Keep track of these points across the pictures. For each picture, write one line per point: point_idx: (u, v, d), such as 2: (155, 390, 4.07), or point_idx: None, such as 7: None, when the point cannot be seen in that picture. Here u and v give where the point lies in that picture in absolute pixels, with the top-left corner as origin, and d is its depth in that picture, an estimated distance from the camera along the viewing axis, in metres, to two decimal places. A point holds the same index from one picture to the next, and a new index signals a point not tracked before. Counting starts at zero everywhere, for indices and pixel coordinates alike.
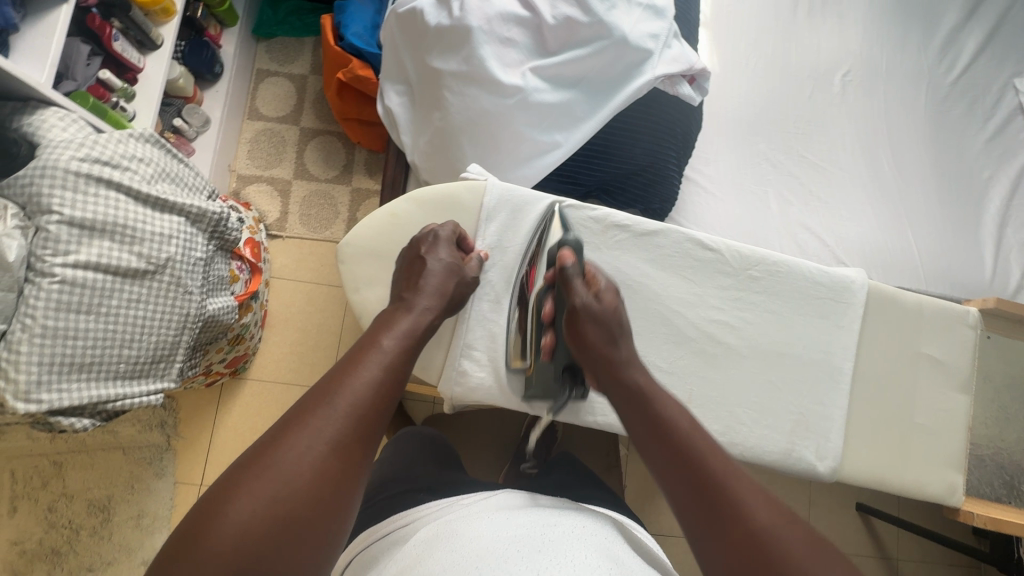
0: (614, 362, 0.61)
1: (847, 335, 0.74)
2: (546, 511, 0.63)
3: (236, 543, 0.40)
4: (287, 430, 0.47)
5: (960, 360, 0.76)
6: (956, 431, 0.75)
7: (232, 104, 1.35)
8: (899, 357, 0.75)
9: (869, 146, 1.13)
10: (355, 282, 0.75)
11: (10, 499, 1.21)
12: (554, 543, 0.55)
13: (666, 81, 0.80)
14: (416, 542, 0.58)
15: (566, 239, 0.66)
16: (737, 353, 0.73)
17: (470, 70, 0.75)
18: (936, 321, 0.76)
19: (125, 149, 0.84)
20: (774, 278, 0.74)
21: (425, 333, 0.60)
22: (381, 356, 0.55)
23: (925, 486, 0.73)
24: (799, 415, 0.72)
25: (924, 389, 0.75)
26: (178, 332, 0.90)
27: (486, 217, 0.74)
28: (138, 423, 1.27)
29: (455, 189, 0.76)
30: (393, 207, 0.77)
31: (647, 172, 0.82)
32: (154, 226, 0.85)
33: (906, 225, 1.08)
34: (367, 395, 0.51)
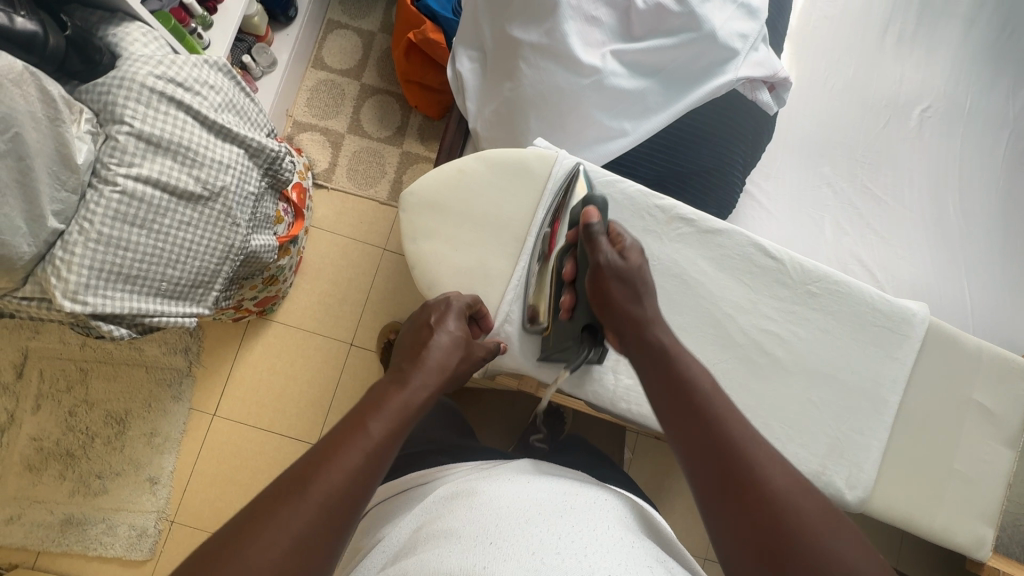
0: (641, 321, 0.61)
1: (895, 369, 0.72)
2: (566, 479, 0.66)
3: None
4: (257, 516, 0.44)
5: (1010, 414, 0.73)
6: (994, 485, 0.72)
7: (299, 49, 1.36)
8: (946, 400, 0.72)
9: (938, 187, 1.08)
10: (412, 232, 0.76)
11: (35, 397, 1.26)
12: (575, 511, 0.59)
13: (746, 85, 0.78)
14: (440, 497, 0.63)
15: (593, 197, 0.67)
16: (780, 367, 0.72)
17: (550, 44, 0.74)
18: (992, 371, 0.73)
19: (199, 74, 0.86)
20: (834, 297, 0.72)
21: (419, 410, 0.56)
22: (367, 440, 0.50)
23: (951, 534, 0.71)
24: (832, 441, 0.71)
25: (967, 436, 0.72)
26: (220, 262, 0.91)
27: (551, 189, 0.74)
28: (164, 345, 1.30)
29: (524, 155, 0.75)
30: (460, 163, 0.77)
31: (713, 174, 0.80)
32: (215, 153, 0.86)
33: (964, 273, 1.05)
34: (342, 488, 0.47)
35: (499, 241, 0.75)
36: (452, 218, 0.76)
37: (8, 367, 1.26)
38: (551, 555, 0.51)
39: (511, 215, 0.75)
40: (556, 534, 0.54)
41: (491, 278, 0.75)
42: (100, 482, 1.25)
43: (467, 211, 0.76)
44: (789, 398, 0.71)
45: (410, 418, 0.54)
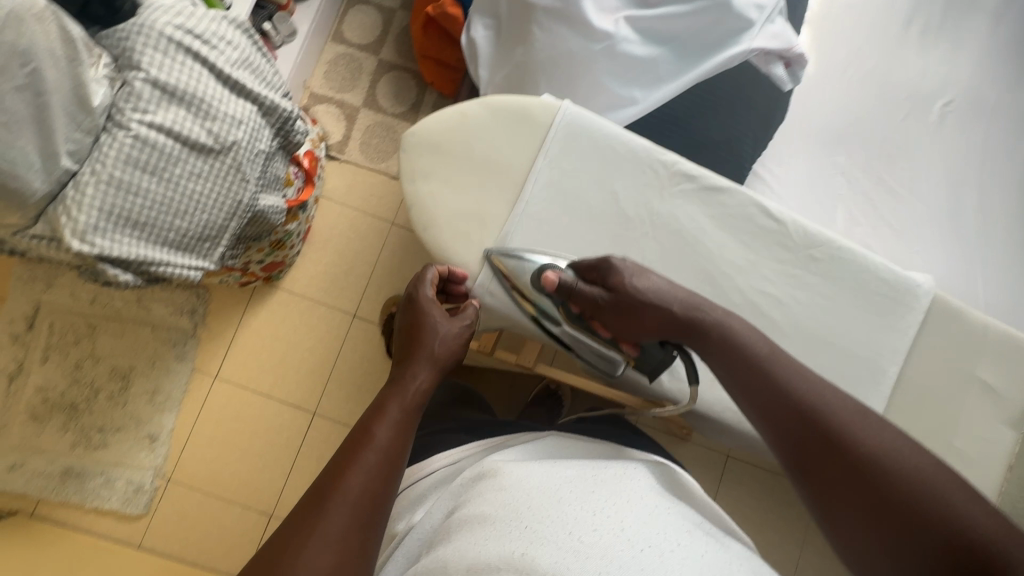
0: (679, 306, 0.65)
1: (897, 341, 0.71)
2: (591, 451, 0.68)
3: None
4: (297, 526, 0.48)
5: (1020, 395, 0.70)
6: (999, 469, 0.70)
7: (320, 22, 1.38)
8: (949, 379, 0.71)
9: (956, 182, 1.06)
10: (411, 172, 0.75)
11: (43, 348, 1.29)
12: (608, 482, 0.60)
13: (760, 57, 0.77)
14: (467, 477, 0.63)
15: (539, 263, 0.70)
16: (779, 335, 0.70)
17: (564, 7, 0.74)
18: (1002, 353, 0.70)
19: (216, 29, 0.87)
20: (835, 263, 0.71)
21: (420, 410, 0.61)
22: (376, 446, 0.55)
23: None
24: None
25: (971, 417, 0.70)
26: (227, 218, 0.92)
27: (552, 137, 0.73)
28: (171, 305, 1.32)
29: (528, 101, 0.75)
30: (464, 107, 0.76)
31: (723, 146, 0.79)
32: (228, 108, 0.87)
33: (978, 269, 1.02)
34: (362, 492, 0.51)
35: (497, 184, 0.74)
36: (452, 161, 0.75)
37: (19, 318, 1.29)
38: (591, 535, 0.53)
39: (511, 159, 0.74)
40: (593, 510, 0.55)
41: (489, 222, 0.74)
42: (101, 436, 1.27)
43: (467, 154, 0.75)
44: None
45: (412, 414, 0.60)
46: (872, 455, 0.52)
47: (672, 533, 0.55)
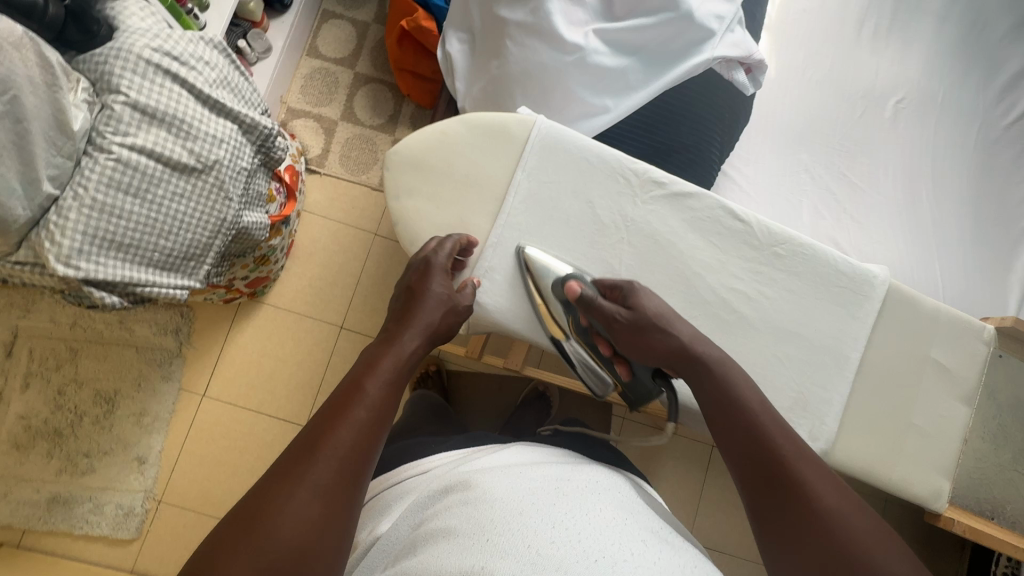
0: (684, 343, 0.68)
1: (860, 330, 0.75)
2: (558, 463, 0.67)
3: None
4: (284, 471, 0.49)
5: (967, 371, 0.76)
6: (955, 442, 0.75)
7: (294, 37, 1.39)
8: (908, 360, 0.75)
9: (910, 176, 1.13)
10: (395, 189, 0.78)
11: (23, 375, 1.27)
12: (572, 496, 0.59)
13: (722, 64, 0.81)
14: (432, 490, 0.63)
15: (566, 274, 0.73)
16: (752, 325, 0.74)
17: (535, 22, 0.77)
18: (950, 332, 0.76)
19: (194, 50, 0.88)
20: (798, 257, 0.76)
21: (411, 370, 0.62)
22: (366, 400, 0.56)
23: (912, 485, 0.73)
24: (799, 394, 0.73)
25: (928, 393, 0.75)
26: (212, 236, 0.93)
27: (529, 151, 0.76)
28: (155, 325, 1.31)
29: (506, 118, 0.77)
30: (444, 125, 0.79)
31: (690, 150, 0.83)
32: (209, 127, 0.88)
33: (933, 256, 1.08)
34: (350, 443, 0.52)
35: (477, 198, 0.77)
36: (434, 177, 0.78)
37: None
38: (550, 544, 0.51)
39: (489, 174, 0.77)
40: (554, 522, 0.54)
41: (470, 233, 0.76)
42: (87, 461, 1.25)
43: (448, 170, 0.77)
44: (758, 357, 0.74)
45: (404, 371, 0.61)
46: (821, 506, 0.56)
47: (627, 542, 0.55)
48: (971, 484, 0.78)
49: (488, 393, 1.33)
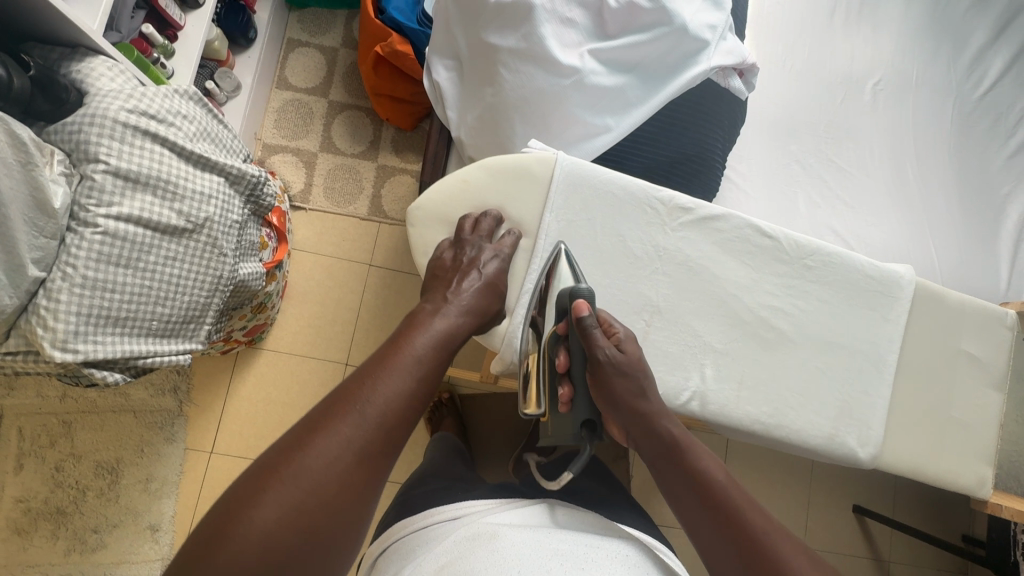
0: (648, 414, 0.64)
1: (893, 328, 0.76)
2: (587, 527, 0.67)
3: (261, 545, 0.42)
4: (323, 417, 0.49)
5: (996, 358, 0.79)
6: (989, 427, 0.78)
7: (262, 71, 1.34)
8: (938, 353, 0.78)
9: (896, 156, 1.15)
10: (424, 245, 0.77)
11: (16, 456, 1.20)
12: (595, 568, 0.58)
13: (718, 74, 0.82)
14: (461, 531, 0.64)
15: (579, 287, 0.66)
16: (790, 339, 0.76)
17: (528, 47, 0.75)
18: (977, 322, 0.78)
19: (170, 105, 0.84)
20: (827, 267, 0.76)
21: (456, 338, 0.61)
22: (413, 368, 0.55)
23: (956, 476, 0.76)
24: (843, 401, 0.75)
25: (962, 385, 0.78)
26: (210, 295, 0.90)
27: (554, 192, 0.75)
28: (151, 387, 1.25)
29: (525, 159, 0.76)
30: (464, 173, 0.77)
31: (696, 160, 0.84)
32: (196, 184, 0.85)
33: (928, 233, 1.11)
34: (394, 409, 0.51)
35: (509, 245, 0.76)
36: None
37: None
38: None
39: (518, 220, 0.76)
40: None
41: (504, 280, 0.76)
42: (96, 536, 1.19)
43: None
44: (794, 366, 0.75)
45: (450, 342, 0.60)
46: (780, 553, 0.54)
47: None
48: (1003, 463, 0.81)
49: (504, 413, 1.32)
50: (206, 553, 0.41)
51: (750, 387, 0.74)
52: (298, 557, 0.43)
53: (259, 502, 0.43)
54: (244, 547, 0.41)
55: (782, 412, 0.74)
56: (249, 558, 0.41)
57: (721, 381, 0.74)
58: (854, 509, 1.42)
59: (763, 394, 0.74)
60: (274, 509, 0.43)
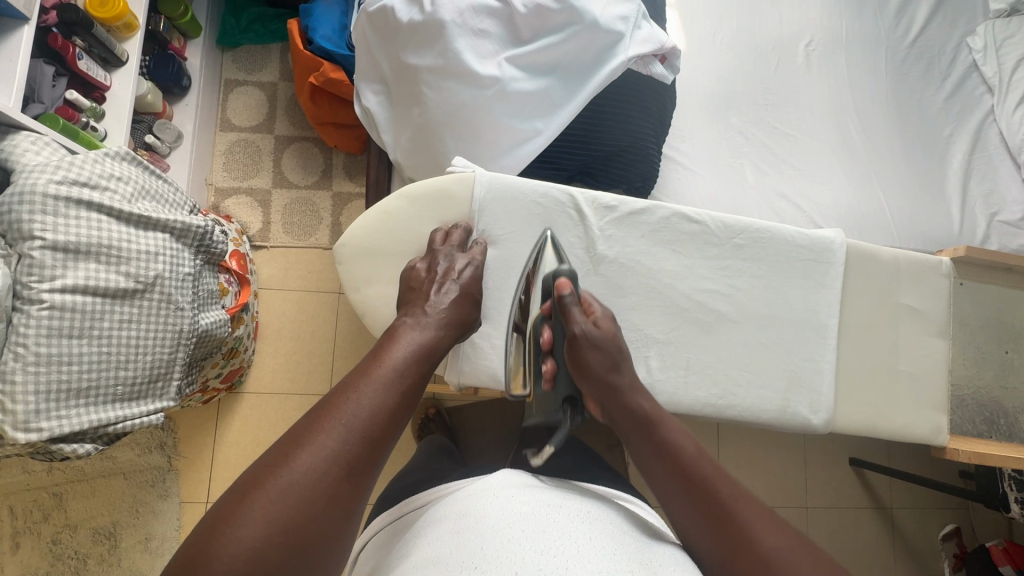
0: (617, 389, 0.65)
1: (831, 292, 0.79)
2: (554, 491, 0.65)
3: (242, 567, 0.39)
4: (303, 433, 0.47)
5: (934, 306, 0.81)
6: (937, 374, 0.81)
7: (203, 116, 1.33)
8: (881, 309, 0.80)
9: (837, 113, 1.16)
10: (354, 281, 0.78)
11: (11, 536, 1.19)
12: (562, 524, 0.56)
13: (638, 62, 0.82)
14: (428, 522, 0.62)
15: (560, 269, 0.73)
16: (730, 318, 0.78)
17: (446, 64, 0.76)
18: (912, 273, 0.81)
19: (102, 169, 0.84)
20: (757, 242, 0.79)
21: (437, 346, 0.60)
22: (394, 377, 0.53)
23: (912, 427, 0.79)
24: (791, 371, 0.78)
25: (905, 337, 0.81)
26: (173, 350, 0.90)
27: (478, 210, 0.76)
28: (137, 446, 1.25)
29: (444, 183, 0.77)
30: (385, 205, 0.78)
31: (628, 152, 0.85)
32: (140, 244, 0.84)
33: (877, 187, 1.12)
34: (378, 420, 0.49)
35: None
36: (389, 259, 0.77)
37: None
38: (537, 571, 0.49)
39: None
40: (543, 550, 0.51)
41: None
42: None
43: (402, 249, 0.77)
44: (743, 342, 0.77)
45: (432, 351, 0.59)
46: (752, 528, 0.52)
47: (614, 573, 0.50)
48: (958, 406, 0.83)
49: (493, 420, 1.33)
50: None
51: (696, 370, 0.76)
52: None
53: (240, 522, 0.41)
54: (225, 570, 0.39)
55: (731, 390, 0.76)
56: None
57: (667, 368, 0.76)
58: (851, 463, 1.45)
59: (711, 374, 0.76)
60: (257, 523, 0.41)
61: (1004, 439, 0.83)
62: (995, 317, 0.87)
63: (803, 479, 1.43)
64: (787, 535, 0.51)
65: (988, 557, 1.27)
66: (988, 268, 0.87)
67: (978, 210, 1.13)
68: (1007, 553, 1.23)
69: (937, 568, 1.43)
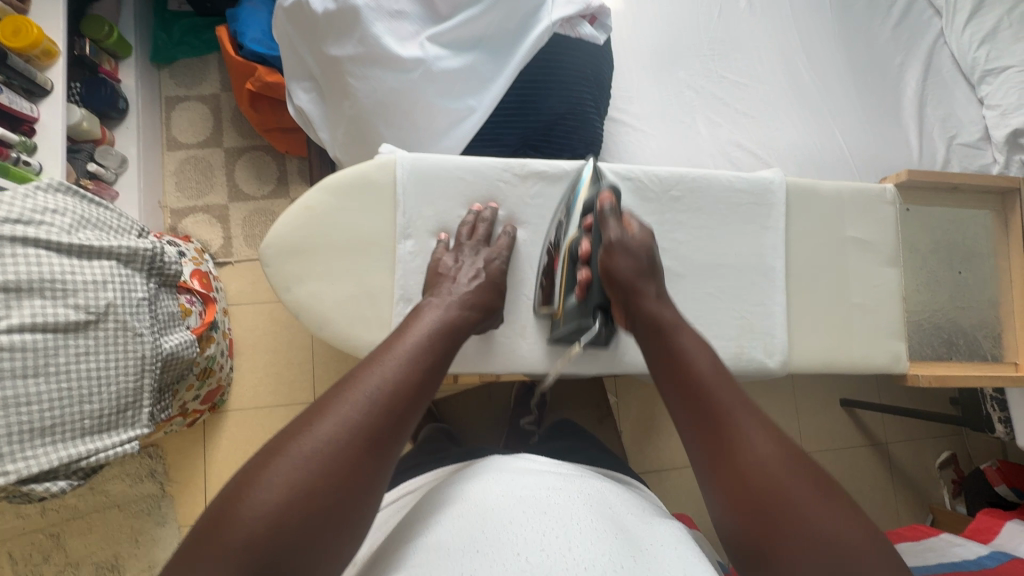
0: (642, 291, 0.64)
1: (774, 235, 0.78)
2: (551, 471, 0.64)
3: (262, 528, 0.41)
4: (325, 402, 0.48)
5: (883, 236, 0.81)
6: (892, 303, 0.80)
7: (147, 138, 1.30)
8: (830, 244, 0.80)
9: (785, 55, 1.14)
10: (284, 281, 0.75)
11: None
12: (558, 504, 0.56)
13: (564, 24, 0.81)
14: (427, 506, 0.61)
15: (600, 184, 0.72)
16: (676, 275, 0.77)
17: (367, 51, 0.74)
18: (856, 204, 0.80)
19: (36, 203, 0.82)
20: (695, 193, 0.78)
21: (458, 326, 0.61)
22: (415, 352, 0.55)
23: (872, 359, 0.78)
24: (742, 319, 0.77)
25: (855, 270, 0.80)
26: (138, 377, 0.89)
27: (403, 194, 0.75)
28: (128, 476, 1.24)
29: (365, 168, 0.75)
30: (306, 199, 0.76)
31: (568, 119, 0.83)
32: (85, 274, 0.82)
33: (832, 124, 1.11)
34: (401, 392, 0.51)
35: (371, 256, 0.75)
36: (318, 255, 0.75)
37: None
38: (538, 553, 0.48)
39: (372, 230, 0.75)
40: (543, 531, 0.51)
41: (377, 295, 0.75)
42: None
43: (331, 244, 0.75)
44: (693, 297, 0.76)
45: (452, 329, 0.60)
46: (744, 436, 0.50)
47: (609, 550, 0.50)
48: (916, 333, 0.83)
49: (481, 405, 1.33)
50: (206, 544, 0.41)
51: None
52: (302, 543, 0.42)
53: (261, 484, 0.43)
54: (246, 532, 0.41)
55: None
56: (248, 544, 0.40)
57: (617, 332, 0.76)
58: (842, 404, 1.46)
59: None
60: (277, 488, 0.43)
61: (964, 359, 0.83)
62: (947, 239, 0.86)
63: (796, 425, 1.44)
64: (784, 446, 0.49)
65: (985, 478, 1.29)
66: (934, 192, 0.86)
67: (936, 134, 1.11)
68: (1001, 473, 1.26)
69: (936, 496, 1.45)
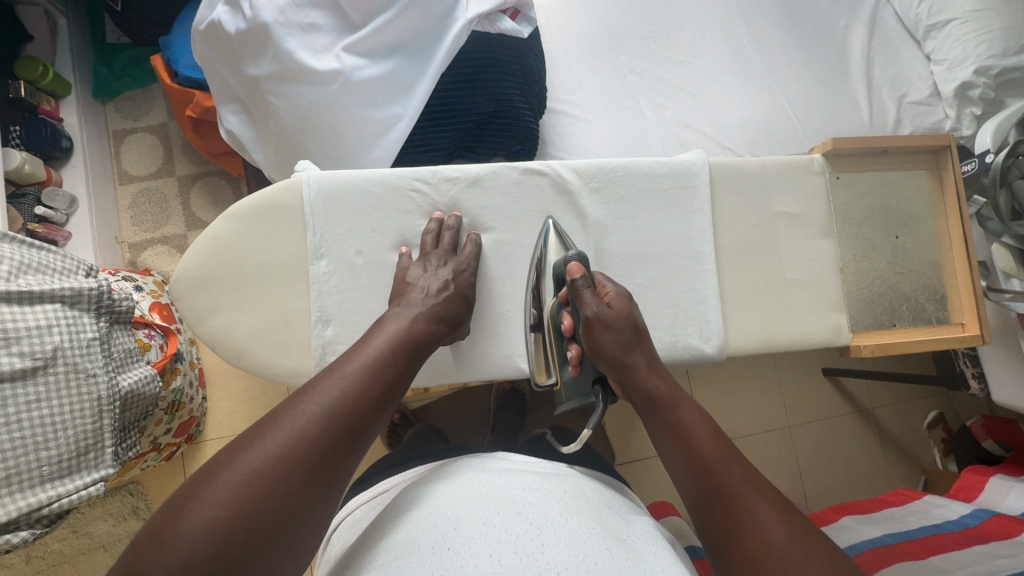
0: (632, 368, 0.62)
1: (701, 217, 0.77)
2: (530, 471, 0.62)
3: (195, 545, 0.39)
4: (278, 412, 0.47)
5: (814, 208, 0.80)
6: (830, 274, 0.79)
7: (97, 174, 1.29)
8: (761, 219, 0.79)
9: (728, 29, 1.13)
10: (196, 316, 0.75)
11: None
12: (531, 506, 0.54)
13: (484, 21, 0.78)
14: (395, 506, 0.59)
15: (568, 254, 0.69)
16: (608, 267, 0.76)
17: (283, 67, 0.72)
18: (783, 176, 0.80)
19: None
20: (618, 183, 0.77)
21: (420, 340, 0.61)
22: (373, 365, 0.54)
23: (813, 332, 0.78)
24: (675, 306, 0.76)
25: (789, 243, 0.79)
26: (97, 418, 0.84)
27: (311, 213, 0.73)
28: (111, 517, 1.24)
29: (271, 192, 0.74)
30: (212, 229, 0.75)
31: (498, 117, 0.82)
32: (28, 319, 0.77)
33: (780, 94, 1.09)
34: (354, 405, 0.50)
35: (284, 282, 0.74)
36: (229, 285, 0.74)
37: None
38: (511, 554, 0.47)
39: (281, 254, 0.74)
40: (518, 534, 0.49)
41: (295, 319, 0.74)
42: None
43: (242, 272, 0.74)
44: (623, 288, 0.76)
45: (413, 341, 0.59)
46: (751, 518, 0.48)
47: (585, 551, 0.48)
48: (859, 302, 0.83)
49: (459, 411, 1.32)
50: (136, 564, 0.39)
51: None
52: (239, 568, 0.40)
53: (202, 498, 0.41)
54: (178, 555, 0.39)
55: None
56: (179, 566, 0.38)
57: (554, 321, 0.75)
58: (824, 372, 1.45)
59: None
60: (216, 505, 0.41)
61: (908, 324, 0.83)
62: (887, 202, 0.86)
63: (779, 400, 1.43)
64: (791, 526, 0.47)
65: (972, 435, 1.28)
66: (865, 157, 0.85)
67: (885, 93, 1.10)
68: (987, 428, 1.25)
69: (923, 456, 1.44)
